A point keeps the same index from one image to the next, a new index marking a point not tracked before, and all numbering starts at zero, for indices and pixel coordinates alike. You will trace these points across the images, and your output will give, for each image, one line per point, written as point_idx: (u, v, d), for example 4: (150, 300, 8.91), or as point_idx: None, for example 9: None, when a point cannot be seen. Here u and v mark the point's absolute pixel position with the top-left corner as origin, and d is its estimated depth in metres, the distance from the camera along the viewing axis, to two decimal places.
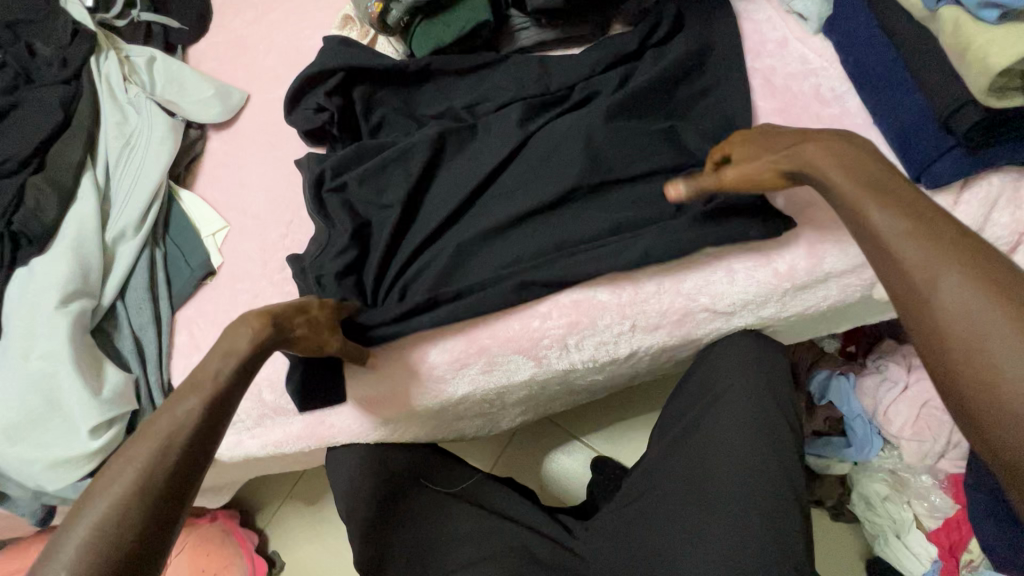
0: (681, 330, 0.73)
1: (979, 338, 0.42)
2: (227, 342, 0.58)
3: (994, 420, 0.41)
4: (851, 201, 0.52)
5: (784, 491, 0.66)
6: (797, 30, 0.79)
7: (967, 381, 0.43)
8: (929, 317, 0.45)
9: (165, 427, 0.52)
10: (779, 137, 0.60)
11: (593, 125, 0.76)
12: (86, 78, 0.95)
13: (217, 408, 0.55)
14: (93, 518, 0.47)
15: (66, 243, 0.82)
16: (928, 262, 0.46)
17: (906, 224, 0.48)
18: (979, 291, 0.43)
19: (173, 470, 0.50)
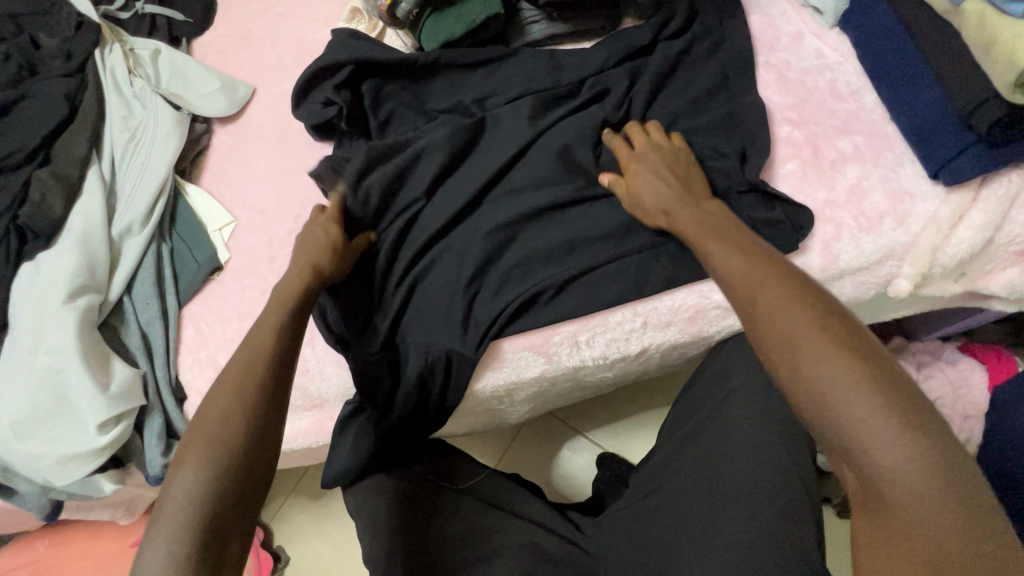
0: (693, 327, 0.73)
1: (788, 329, 0.48)
2: (283, 289, 0.65)
3: (802, 389, 0.46)
4: (701, 237, 0.60)
5: (795, 488, 0.65)
6: (813, 24, 0.78)
7: (776, 359, 0.48)
8: (753, 321, 0.51)
9: (248, 352, 0.58)
10: (655, 185, 0.67)
11: (604, 120, 0.76)
12: (91, 71, 0.94)
13: (290, 336, 0.62)
14: (211, 423, 0.52)
15: (73, 238, 0.81)
16: (747, 277, 0.53)
17: (730, 253, 0.57)
18: (783, 293, 0.50)
19: (269, 381, 0.56)
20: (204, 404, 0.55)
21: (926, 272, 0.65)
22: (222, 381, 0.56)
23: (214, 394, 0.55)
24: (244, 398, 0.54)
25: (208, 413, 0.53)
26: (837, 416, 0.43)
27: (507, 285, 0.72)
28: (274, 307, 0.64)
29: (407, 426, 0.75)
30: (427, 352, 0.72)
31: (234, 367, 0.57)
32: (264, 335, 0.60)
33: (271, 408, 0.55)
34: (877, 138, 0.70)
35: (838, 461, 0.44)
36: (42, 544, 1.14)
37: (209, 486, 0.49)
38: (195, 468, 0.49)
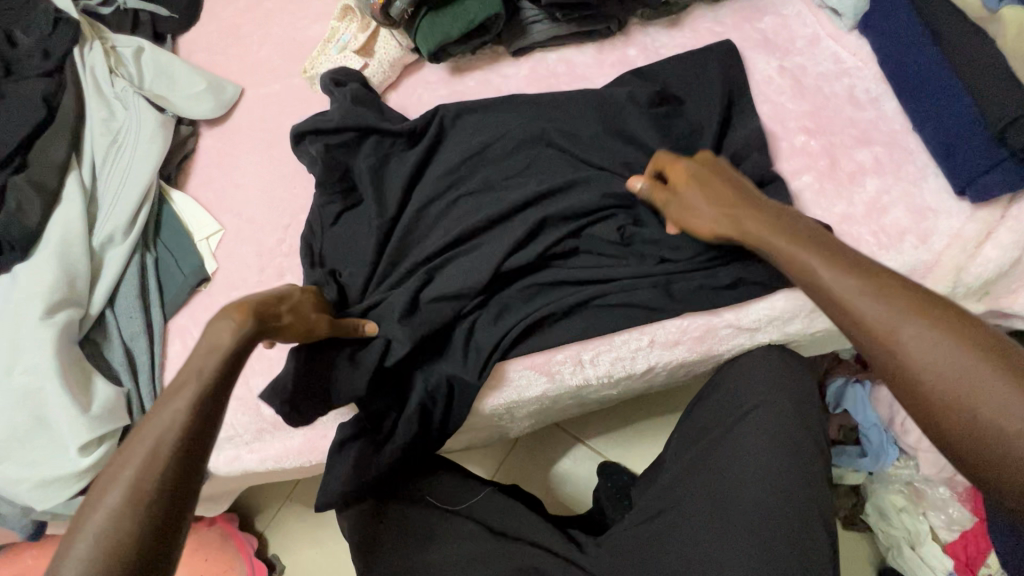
0: (702, 346, 0.71)
1: (971, 385, 0.42)
2: (210, 342, 0.54)
3: (997, 460, 0.41)
4: (806, 258, 0.53)
5: (807, 515, 0.63)
6: (830, 26, 0.77)
7: (950, 423, 0.43)
8: (904, 372, 0.45)
9: (150, 435, 0.48)
10: (707, 208, 0.62)
11: (624, 157, 0.74)
12: (70, 71, 0.89)
13: (204, 411, 0.50)
14: (88, 539, 0.44)
15: (51, 250, 0.77)
16: (885, 314, 0.47)
17: (851, 280, 0.49)
18: (939, 336, 0.44)
19: (166, 482, 0.46)
20: (87, 506, 0.46)
21: (949, 293, 0.64)
22: (113, 476, 0.46)
23: (98, 498, 0.45)
24: (128, 509, 0.44)
25: (88, 523, 0.44)
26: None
27: (507, 312, 0.71)
28: (193, 368, 0.52)
29: (410, 454, 0.71)
30: (427, 378, 0.71)
31: (125, 463, 0.47)
32: (168, 415, 0.49)
33: (158, 523, 0.45)
34: (897, 150, 0.69)
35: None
36: (27, 558, 1.10)
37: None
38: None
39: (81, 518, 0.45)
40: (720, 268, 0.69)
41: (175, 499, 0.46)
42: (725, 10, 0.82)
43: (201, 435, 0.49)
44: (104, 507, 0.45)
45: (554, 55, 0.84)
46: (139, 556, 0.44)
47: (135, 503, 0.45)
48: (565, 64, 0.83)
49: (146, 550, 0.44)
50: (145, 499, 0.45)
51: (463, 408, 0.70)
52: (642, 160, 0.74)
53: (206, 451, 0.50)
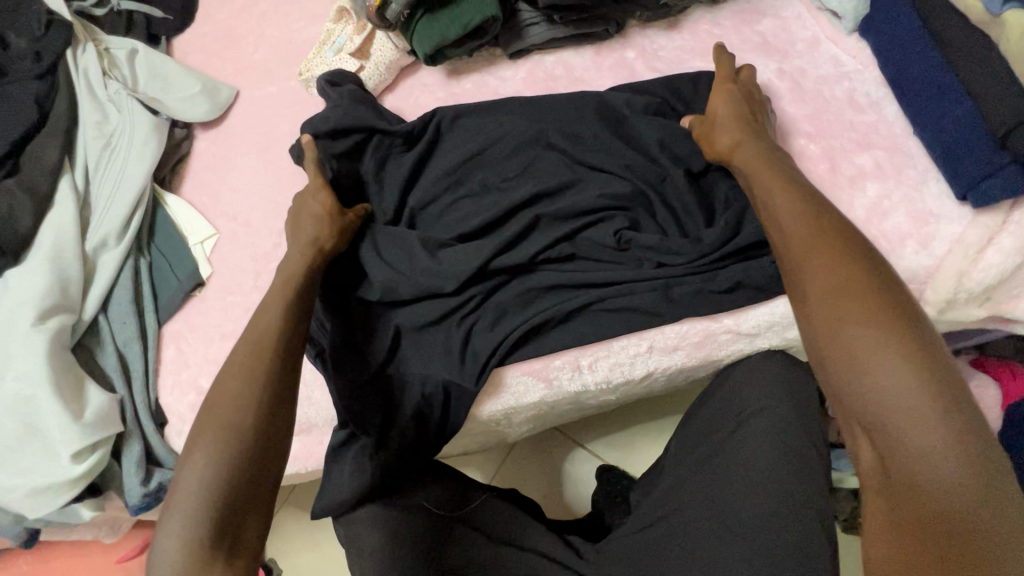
0: (700, 351, 0.70)
1: (831, 296, 0.49)
2: (285, 278, 0.63)
3: (842, 359, 0.47)
4: (766, 183, 0.59)
5: (810, 524, 0.62)
6: (830, 29, 0.77)
7: (821, 325, 0.49)
8: (796, 283, 0.52)
9: (259, 336, 0.57)
10: (731, 123, 0.66)
11: (625, 159, 0.74)
12: (63, 73, 0.88)
13: (296, 320, 0.60)
14: (221, 416, 0.52)
15: (43, 255, 0.76)
16: (799, 236, 0.53)
17: (791, 203, 0.55)
18: (830, 259, 0.50)
19: (274, 371, 0.55)
20: (211, 391, 0.54)
21: (951, 299, 0.63)
22: (231, 365, 0.55)
23: (220, 383, 0.54)
24: (253, 385, 0.54)
25: (216, 402, 0.53)
26: (862, 389, 0.45)
27: (505, 316, 0.71)
28: (281, 291, 0.62)
29: (406, 459, 0.70)
30: (424, 383, 0.70)
31: (241, 355, 0.56)
32: (268, 319, 0.59)
33: (276, 396, 0.55)
34: (898, 154, 0.68)
35: (855, 433, 0.47)
36: (21, 563, 1.08)
37: (215, 478, 0.49)
38: (202, 460, 0.50)
39: (208, 404, 0.54)
40: (720, 274, 0.68)
41: (285, 378, 0.56)
42: (724, 12, 0.82)
43: (297, 333, 0.60)
44: (229, 386, 0.54)
45: (551, 57, 0.83)
46: (267, 418, 0.53)
47: (257, 381, 0.54)
48: (563, 67, 0.83)
49: (270, 415, 0.53)
50: (265, 377, 0.55)
51: (461, 413, 0.70)
52: (639, 163, 0.73)
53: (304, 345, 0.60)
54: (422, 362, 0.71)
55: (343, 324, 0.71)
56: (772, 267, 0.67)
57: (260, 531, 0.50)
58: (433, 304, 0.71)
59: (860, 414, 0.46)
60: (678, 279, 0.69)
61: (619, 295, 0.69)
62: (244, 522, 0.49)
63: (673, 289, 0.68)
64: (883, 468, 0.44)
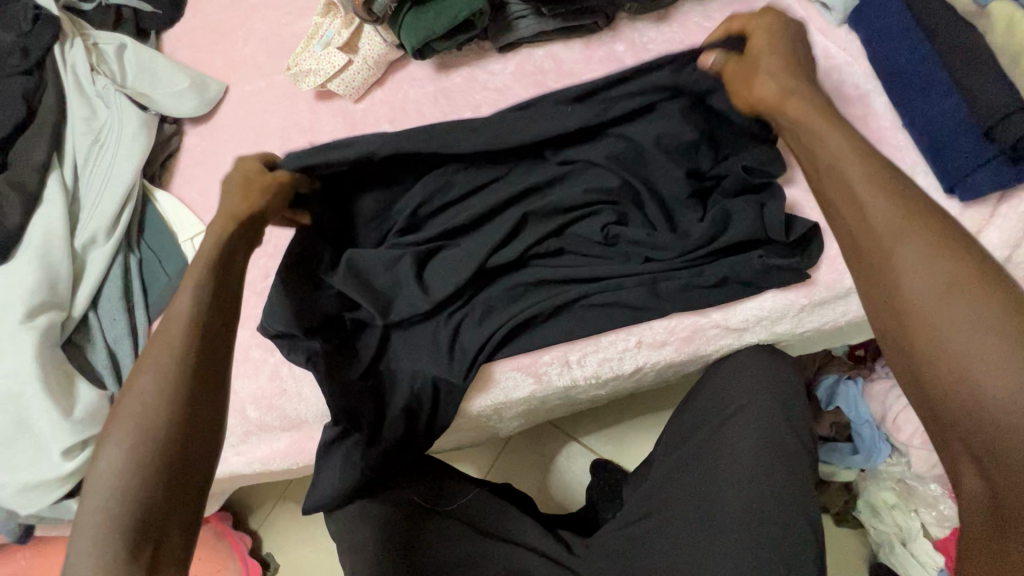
0: (690, 347, 0.71)
1: (928, 300, 0.42)
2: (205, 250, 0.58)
3: (950, 373, 0.41)
4: (831, 162, 0.50)
5: (794, 516, 0.63)
6: (820, 21, 0.76)
7: (916, 333, 0.43)
8: (887, 280, 0.45)
9: (171, 322, 0.53)
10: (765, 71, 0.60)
11: (613, 150, 0.71)
12: (51, 68, 0.88)
13: (217, 303, 0.55)
14: (128, 419, 0.48)
15: (31, 251, 0.76)
16: (892, 229, 0.45)
17: (869, 183, 0.47)
18: (935, 253, 0.43)
19: (188, 364, 0.51)
20: (124, 390, 0.51)
21: None
22: (144, 360, 0.52)
23: (131, 381, 0.51)
24: (163, 386, 0.50)
25: (127, 401, 0.50)
26: (978, 415, 0.40)
27: (494, 312, 0.71)
28: (196, 267, 0.56)
29: (396, 455, 0.71)
30: (413, 380, 0.70)
31: (153, 348, 0.52)
32: (180, 307, 0.53)
33: (191, 390, 0.50)
34: (887, 147, 0.68)
35: (957, 462, 0.42)
36: (21, 558, 1.10)
37: (121, 486, 0.46)
38: (108, 466, 0.47)
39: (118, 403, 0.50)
40: (709, 271, 0.68)
41: (206, 369, 0.52)
42: (715, 4, 0.81)
43: (213, 315, 0.54)
44: (143, 384, 0.50)
45: (541, 51, 0.83)
46: (179, 418, 0.49)
47: (168, 380, 0.50)
48: (552, 61, 0.82)
49: (183, 412, 0.49)
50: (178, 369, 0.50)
51: (450, 408, 0.70)
52: (628, 152, 0.71)
53: (230, 332, 0.55)
54: (410, 360, 0.71)
55: (333, 327, 0.71)
56: (760, 263, 0.66)
57: (185, 536, 0.48)
58: (413, 303, 0.70)
59: (961, 436, 0.41)
60: (665, 275, 0.68)
61: (606, 294, 0.69)
62: (165, 528, 0.46)
63: (661, 286, 0.68)
64: (995, 509, 0.40)
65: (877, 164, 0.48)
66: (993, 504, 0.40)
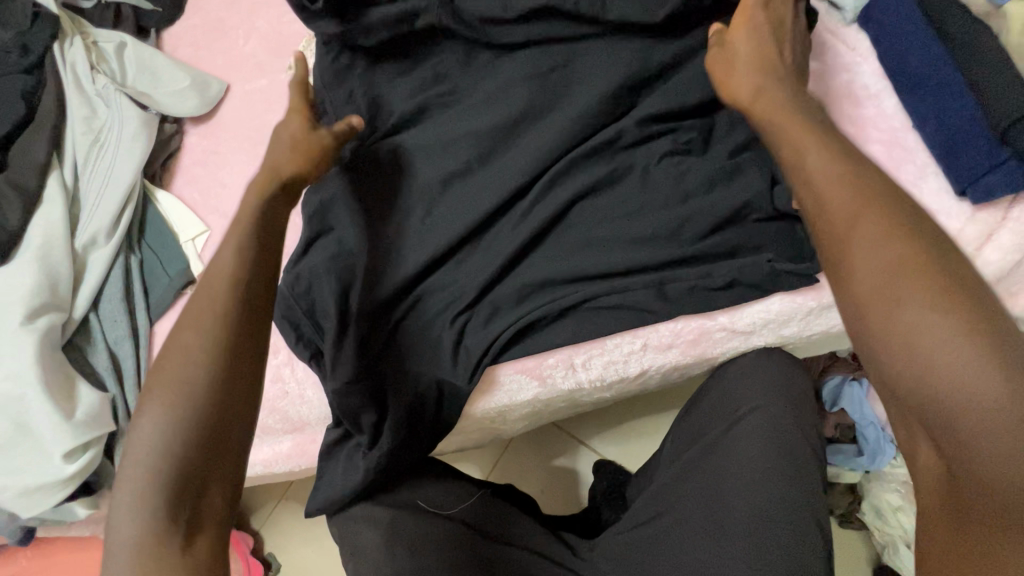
0: (696, 349, 0.71)
1: (884, 278, 0.42)
2: (249, 209, 0.58)
3: (900, 350, 0.41)
4: (801, 136, 0.51)
5: (802, 520, 0.62)
6: (831, 20, 0.74)
7: (870, 312, 0.43)
8: (844, 260, 0.45)
9: (213, 284, 0.52)
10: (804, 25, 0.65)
11: (640, 129, 0.72)
12: (51, 68, 0.87)
13: (264, 266, 0.55)
14: (168, 380, 0.48)
15: (31, 253, 0.75)
16: (850, 203, 0.46)
17: (830, 168, 0.48)
18: (888, 238, 0.43)
19: (232, 329, 0.50)
20: (164, 348, 0.50)
21: None
22: (184, 318, 0.51)
23: (173, 341, 0.50)
24: (206, 348, 0.49)
25: (167, 361, 0.49)
26: (934, 385, 0.39)
27: (499, 313, 0.70)
28: (236, 231, 0.56)
29: (400, 458, 0.70)
30: (418, 382, 0.70)
31: (195, 308, 0.51)
32: (225, 270, 0.53)
33: (236, 359, 0.50)
34: (897, 148, 0.68)
35: (914, 434, 0.42)
36: (21, 558, 1.09)
37: (164, 446, 0.46)
38: (152, 427, 0.46)
39: (158, 362, 0.50)
40: (716, 274, 0.67)
41: (250, 334, 0.51)
42: None
43: (257, 281, 0.53)
44: (183, 341, 0.50)
45: None
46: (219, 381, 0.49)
47: (212, 343, 0.49)
48: None
49: (226, 376, 0.49)
50: (223, 332, 0.50)
51: (456, 410, 0.70)
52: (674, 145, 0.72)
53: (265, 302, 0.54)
54: (415, 361, 0.70)
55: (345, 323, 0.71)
56: (768, 267, 0.66)
57: (226, 496, 0.48)
58: (433, 289, 0.72)
59: (916, 413, 0.41)
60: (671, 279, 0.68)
61: (612, 298, 0.68)
62: (205, 487, 0.47)
63: (667, 291, 0.68)
64: (952, 479, 0.40)
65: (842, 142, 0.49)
66: (952, 479, 0.40)
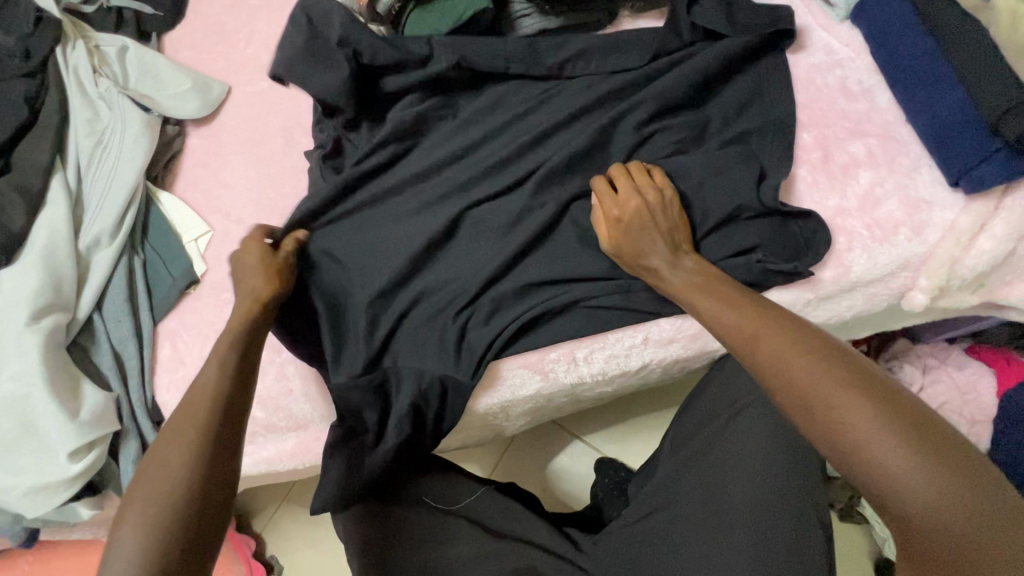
0: (696, 342, 0.71)
1: (796, 382, 0.48)
2: (237, 333, 0.61)
3: (838, 445, 0.44)
4: (710, 280, 0.60)
5: (802, 511, 0.63)
6: (823, 17, 0.77)
7: (800, 415, 0.47)
8: (761, 377, 0.51)
9: (195, 391, 0.55)
10: (643, 177, 0.67)
11: (638, 118, 0.72)
12: (53, 71, 0.88)
13: (242, 371, 0.58)
14: (148, 481, 0.49)
15: (35, 254, 0.76)
16: (746, 328, 0.53)
17: (721, 306, 0.57)
18: (789, 343, 0.50)
19: (214, 426, 0.53)
20: (147, 457, 0.52)
21: (944, 285, 0.65)
22: (168, 424, 0.54)
23: (156, 447, 0.52)
24: (188, 446, 0.51)
25: (147, 467, 0.51)
26: (881, 470, 0.42)
27: (501, 309, 0.71)
28: (225, 345, 0.59)
29: (403, 455, 0.71)
30: (420, 378, 0.70)
31: (179, 415, 0.54)
32: (207, 379, 0.56)
33: (221, 463, 0.52)
34: (891, 142, 0.69)
35: (886, 519, 0.43)
36: (23, 562, 1.09)
37: (139, 548, 0.46)
38: (129, 531, 0.47)
39: (140, 470, 0.51)
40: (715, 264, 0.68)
41: (229, 432, 0.54)
42: None
43: (237, 393, 0.56)
44: (167, 442, 0.52)
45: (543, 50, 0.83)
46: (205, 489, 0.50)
47: (194, 440, 0.52)
48: None
49: (209, 480, 0.50)
50: (202, 431, 0.52)
51: (459, 406, 0.70)
52: (676, 134, 0.72)
53: (243, 411, 0.56)
54: (417, 360, 0.71)
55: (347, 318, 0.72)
56: (759, 267, 0.65)
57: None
58: (437, 284, 0.73)
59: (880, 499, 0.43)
60: None
61: (614, 292, 0.69)
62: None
63: None
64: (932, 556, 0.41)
65: (731, 286, 0.59)
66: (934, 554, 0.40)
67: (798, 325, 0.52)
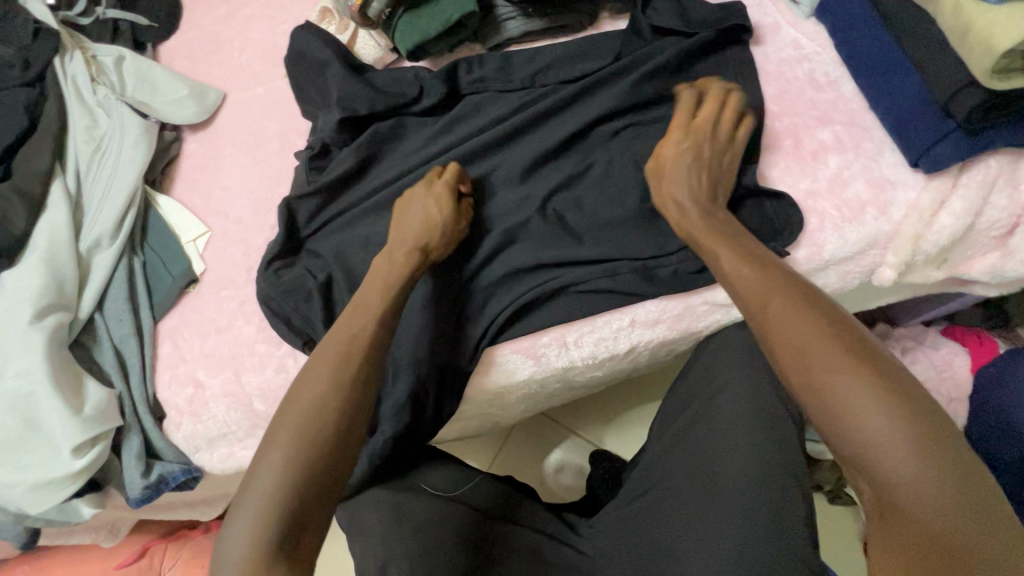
0: (681, 324, 0.74)
1: (797, 340, 0.51)
2: (384, 288, 0.65)
3: (821, 401, 0.48)
4: (740, 236, 0.62)
5: (788, 481, 0.65)
6: (789, 15, 0.81)
7: (794, 371, 0.50)
8: (766, 332, 0.54)
9: (344, 334, 0.61)
10: (726, 111, 0.69)
11: (614, 112, 0.77)
12: (52, 80, 0.90)
13: (388, 320, 0.63)
14: (299, 412, 0.55)
15: (37, 255, 0.78)
16: (761, 288, 0.56)
17: (739, 262, 0.59)
18: (797, 306, 0.53)
19: (357, 370, 0.58)
20: (296, 385, 0.58)
21: (909, 260, 0.69)
22: (318, 358, 0.59)
23: (307, 378, 0.58)
24: (336, 386, 0.56)
25: (298, 397, 0.56)
26: (856, 429, 0.46)
27: (493, 299, 0.74)
28: (376, 293, 0.65)
29: (404, 441, 0.73)
30: (417, 367, 0.72)
31: (329, 351, 0.59)
32: (358, 326, 0.61)
33: (352, 418, 0.56)
34: (856, 128, 0.73)
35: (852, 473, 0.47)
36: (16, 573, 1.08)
37: (290, 472, 0.51)
38: (279, 456, 0.52)
39: (291, 396, 0.57)
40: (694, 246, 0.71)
41: (365, 379, 0.58)
42: None
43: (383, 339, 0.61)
44: (318, 376, 0.57)
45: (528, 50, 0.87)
46: (339, 437, 0.54)
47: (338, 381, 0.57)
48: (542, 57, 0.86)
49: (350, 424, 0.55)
50: (352, 373, 0.58)
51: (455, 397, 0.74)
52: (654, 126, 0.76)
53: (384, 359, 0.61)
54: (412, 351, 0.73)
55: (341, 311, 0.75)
56: None
57: (323, 530, 0.52)
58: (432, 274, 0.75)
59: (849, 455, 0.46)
60: (654, 258, 0.72)
61: (599, 279, 0.72)
62: (306, 527, 0.50)
63: (651, 270, 0.72)
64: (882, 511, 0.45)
65: (752, 248, 0.61)
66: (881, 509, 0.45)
67: (811, 293, 0.54)
